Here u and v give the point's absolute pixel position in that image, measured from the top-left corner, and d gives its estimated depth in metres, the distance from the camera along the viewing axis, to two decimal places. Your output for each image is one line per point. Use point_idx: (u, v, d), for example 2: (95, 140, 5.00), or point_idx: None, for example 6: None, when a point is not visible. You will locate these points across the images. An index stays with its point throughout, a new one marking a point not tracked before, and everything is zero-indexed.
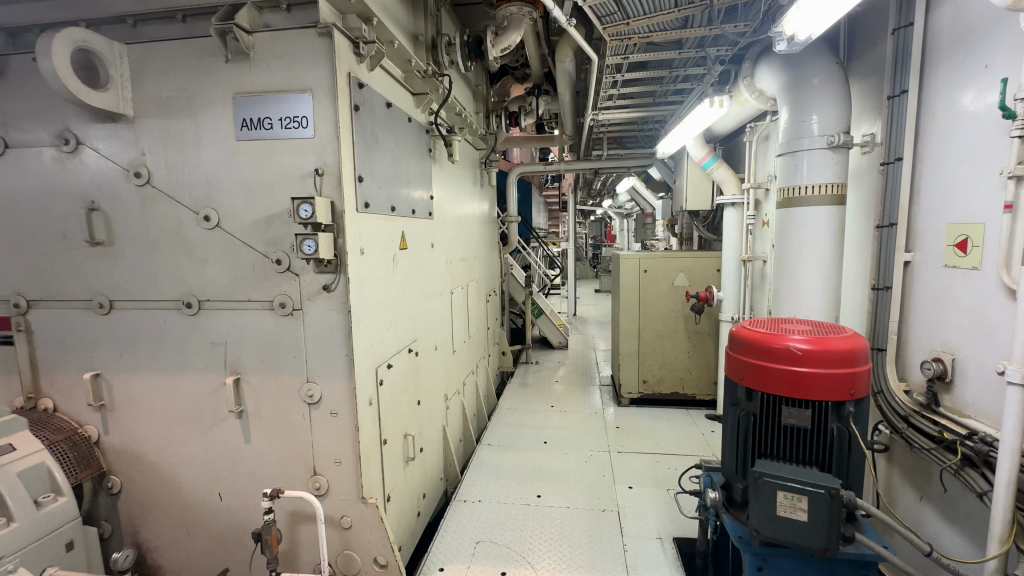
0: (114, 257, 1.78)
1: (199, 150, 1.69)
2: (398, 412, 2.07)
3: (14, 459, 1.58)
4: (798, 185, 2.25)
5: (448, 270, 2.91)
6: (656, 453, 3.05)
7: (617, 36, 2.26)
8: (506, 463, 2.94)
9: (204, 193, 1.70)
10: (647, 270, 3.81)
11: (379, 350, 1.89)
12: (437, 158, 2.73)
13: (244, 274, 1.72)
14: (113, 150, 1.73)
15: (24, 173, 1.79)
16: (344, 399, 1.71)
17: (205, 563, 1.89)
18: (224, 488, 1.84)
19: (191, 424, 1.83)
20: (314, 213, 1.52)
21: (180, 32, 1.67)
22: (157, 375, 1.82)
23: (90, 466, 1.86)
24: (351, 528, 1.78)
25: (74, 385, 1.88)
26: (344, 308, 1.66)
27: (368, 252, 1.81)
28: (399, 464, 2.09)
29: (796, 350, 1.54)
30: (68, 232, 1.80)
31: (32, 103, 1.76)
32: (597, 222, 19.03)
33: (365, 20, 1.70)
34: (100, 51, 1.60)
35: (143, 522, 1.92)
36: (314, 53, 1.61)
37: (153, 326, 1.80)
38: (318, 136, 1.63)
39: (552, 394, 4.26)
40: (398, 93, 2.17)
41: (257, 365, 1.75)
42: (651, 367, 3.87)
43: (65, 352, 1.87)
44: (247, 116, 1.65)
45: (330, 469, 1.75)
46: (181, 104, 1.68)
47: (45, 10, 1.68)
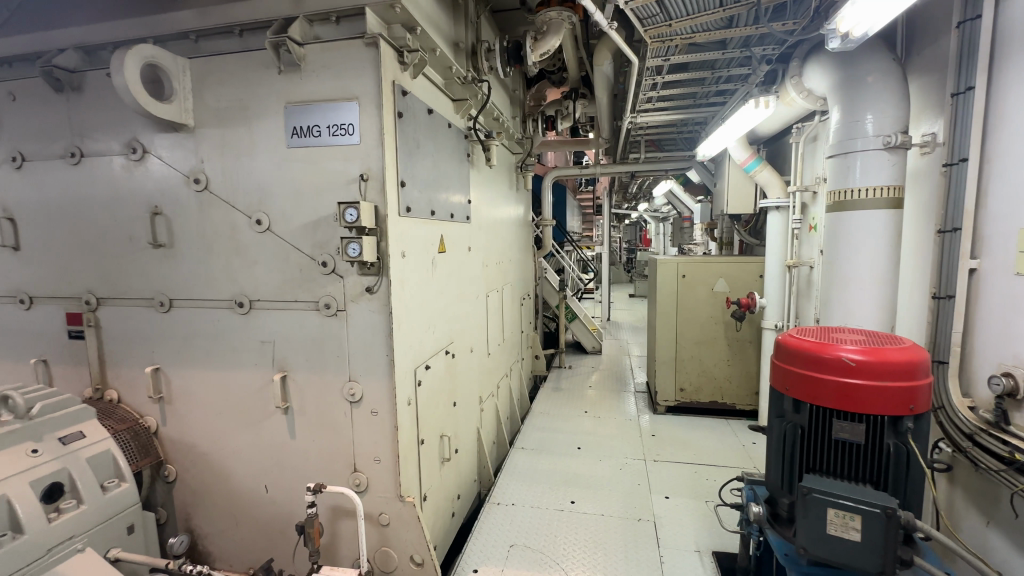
0: (175, 258, 1.90)
1: (253, 157, 1.78)
2: (435, 414, 2.10)
3: (84, 446, 1.71)
4: (850, 188, 2.16)
5: (484, 273, 2.93)
6: (693, 463, 2.97)
7: (659, 39, 2.23)
8: (540, 468, 2.93)
9: (257, 199, 1.79)
10: (686, 276, 3.72)
11: (418, 351, 1.93)
12: (474, 163, 2.77)
13: (292, 276, 1.79)
14: (176, 158, 1.84)
15: (96, 179, 1.93)
16: (385, 398, 1.75)
17: (253, 553, 1.97)
18: (270, 481, 1.91)
19: (241, 419, 1.91)
20: (358, 217, 1.58)
21: (238, 45, 1.76)
22: (211, 370, 1.92)
23: (149, 455, 1.97)
24: (389, 525, 1.82)
25: (136, 377, 2.01)
26: (386, 309, 1.70)
27: (409, 254, 1.85)
28: (436, 464, 2.12)
29: (849, 361, 1.47)
30: (134, 234, 1.93)
31: (104, 114, 1.89)
32: (633, 226, 18.73)
33: (409, 29, 1.74)
34: (166, 66, 1.71)
35: (196, 509, 2.02)
36: (361, 63, 1.66)
37: (208, 324, 1.90)
38: (363, 142, 1.68)
39: (586, 399, 4.22)
40: (439, 99, 2.22)
41: (303, 363, 1.82)
42: (689, 375, 3.77)
43: (130, 347, 2.00)
44: (297, 124, 1.72)
45: (370, 467, 1.80)
46: (236, 114, 1.78)
47: (118, 30, 1.81)
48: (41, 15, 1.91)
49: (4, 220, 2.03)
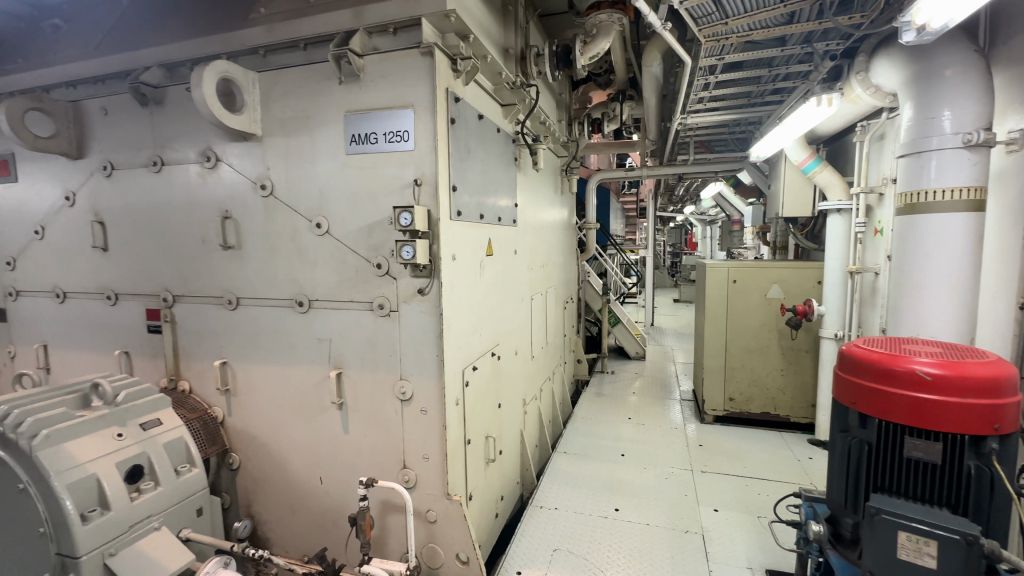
0: (242, 259, 2.02)
1: (314, 164, 1.87)
2: (481, 415, 2.13)
3: (161, 432, 1.85)
4: (924, 189, 2.02)
5: (529, 276, 2.94)
6: (744, 476, 2.85)
7: (713, 38, 2.17)
8: (583, 473, 2.90)
9: (317, 203, 1.88)
10: (736, 281, 3.59)
11: (466, 352, 1.97)
12: (521, 166, 2.79)
13: (348, 277, 1.87)
14: (245, 166, 1.97)
15: (175, 186, 2.09)
16: (434, 398, 1.80)
17: (307, 541, 2.07)
18: (325, 473, 2.00)
19: (299, 413, 2.01)
20: (412, 221, 1.63)
21: (302, 59, 1.86)
22: (273, 366, 2.03)
23: (216, 443, 2.11)
24: (436, 522, 1.86)
25: (206, 370, 2.16)
26: (437, 311, 1.75)
27: (459, 257, 1.89)
28: (481, 464, 2.15)
29: (924, 375, 1.37)
30: (206, 237, 2.07)
31: (183, 125, 2.05)
32: (678, 230, 18.24)
33: (463, 37, 1.78)
34: (238, 80, 1.83)
35: (256, 496, 2.14)
36: (416, 71, 1.72)
37: (271, 322, 2.01)
38: (417, 148, 1.74)
39: (629, 406, 4.14)
40: (488, 105, 2.25)
41: (357, 361, 1.89)
42: (739, 385, 3.64)
43: (201, 342, 2.15)
44: (355, 132, 1.80)
45: (419, 464, 1.85)
46: (300, 123, 1.88)
47: (196, 47, 1.96)
48: (131, 37, 2.09)
49: (95, 223, 2.23)
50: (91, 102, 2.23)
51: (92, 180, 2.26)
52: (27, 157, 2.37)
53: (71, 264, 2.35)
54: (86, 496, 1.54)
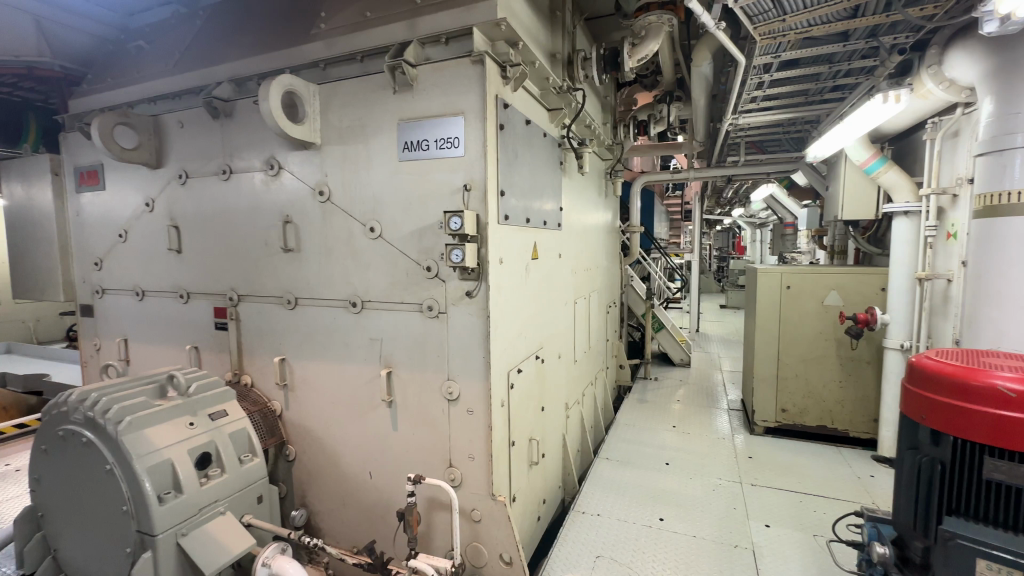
0: (301, 261, 2.13)
1: (369, 170, 1.95)
2: (525, 417, 2.15)
3: (228, 422, 1.98)
4: (1005, 191, 1.92)
5: (573, 280, 2.94)
6: (798, 492, 2.72)
7: (769, 36, 2.10)
8: (625, 480, 2.86)
9: (371, 208, 1.96)
10: (790, 287, 3.44)
11: (511, 355, 1.99)
12: (567, 170, 2.79)
13: (399, 280, 1.93)
14: (305, 173, 2.08)
15: (241, 193, 2.24)
16: (480, 398, 1.83)
17: (357, 533, 2.15)
18: (374, 467, 2.07)
19: (351, 409, 2.10)
20: (462, 225, 1.67)
21: (359, 70, 1.95)
22: (327, 363, 2.12)
23: (274, 435, 2.23)
24: (480, 522, 1.89)
25: (266, 366, 2.29)
26: (484, 313, 1.78)
27: (506, 261, 1.92)
28: (525, 467, 2.16)
29: (1006, 391, 1.27)
30: (268, 240, 2.20)
31: (250, 136, 2.19)
32: (726, 232, 17.62)
33: (512, 45, 1.81)
34: (301, 92, 1.94)
35: (309, 487, 2.25)
36: (468, 80, 1.76)
37: (326, 321, 2.11)
38: (467, 154, 1.78)
39: (674, 413, 4.04)
40: (535, 110, 2.28)
41: (406, 361, 1.96)
42: (792, 396, 3.47)
43: (262, 339, 2.28)
44: (408, 139, 1.86)
45: (465, 463, 1.88)
46: (356, 132, 1.96)
47: (263, 63, 2.10)
48: (206, 56, 2.27)
49: (171, 227, 2.42)
50: (169, 116, 2.42)
51: (169, 187, 2.45)
52: (114, 168, 2.61)
53: (150, 265, 2.56)
54: (163, 479, 1.67)
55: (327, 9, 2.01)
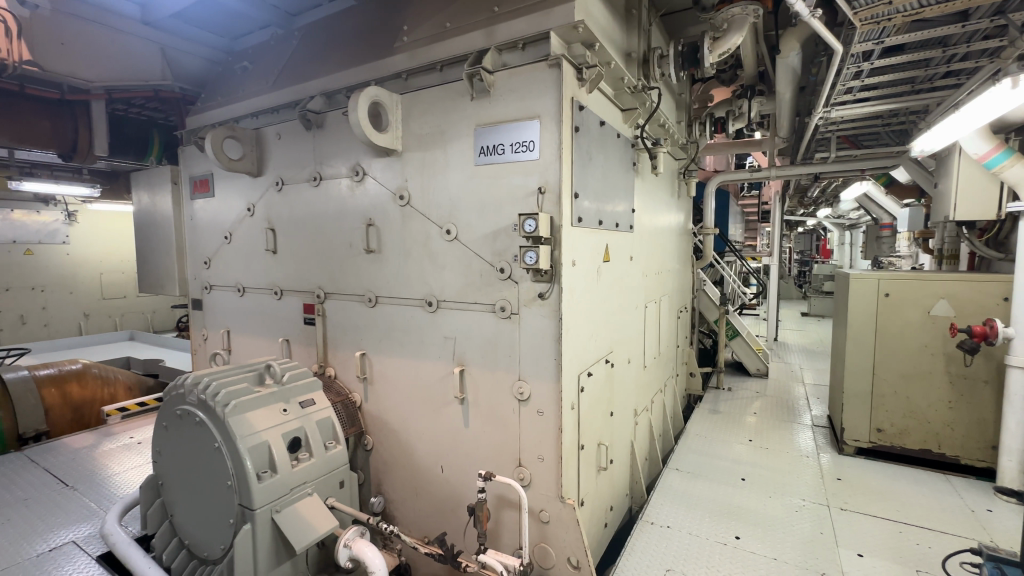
0: (382, 262, 2.26)
1: (446, 175, 2.02)
2: (594, 421, 2.13)
3: (315, 410, 2.14)
4: None
5: (644, 283, 2.86)
6: (896, 521, 2.47)
7: (871, 21, 1.94)
8: (696, 494, 2.74)
9: (448, 212, 2.03)
10: (888, 295, 3.13)
11: (582, 358, 1.98)
12: (639, 171, 2.73)
13: (473, 281, 1.99)
14: (387, 178, 2.20)
15: (329, 198, 2.41)
16: (551, 400, 1.83)
17: (428, 524, 2.23)
18: (446, 462, 2.14)
19: (425, 404, 2.18)
20: (536, 227, 1.69)
21: (438, 79, 2.03)
22: (404, 359, 2.23)
23: (354, 425, 2.38)
24: (549, 523, 1.89)
25: (348, 360, 2.44)
26: (556, 315, 1.79)
27: (579, 263, 1.91)
28: (593, 472, 2.14)
29: None
30: (352, 242, 2.35)
31: (338, 145, 2.35)
32: (809, 233, 16.31)
33: (588, 47, 1.81)
34: (385, 103, 2.06)
35: (385, 476, 2.37)
36: (544, 83, 1.78)
37: (403, 319, 2.21)
38: (542, 157, 1.79)
39: (749, 427, 3.81)
40: (609, 111, 2.25)
41: (478, 359, 2.00)
42: (890, 414, 3.15)
43: (345, 335, 2.44)
44: (484, 144, 1.91)
45: (534, 464, 1.90)
46: (435, 138, 2.05)
47: (351, 76, 2.25)
48: (301, 73, 2.47)
49: (268, 230, 2.66)
50: (268, 129, 2.66)
51: (267, 194, 2.69)
52: (222, 177, 2.91)
53: (249, 264, 2.82)
54: (261, 459, 1.84)
55: (410, 23, 2.11)
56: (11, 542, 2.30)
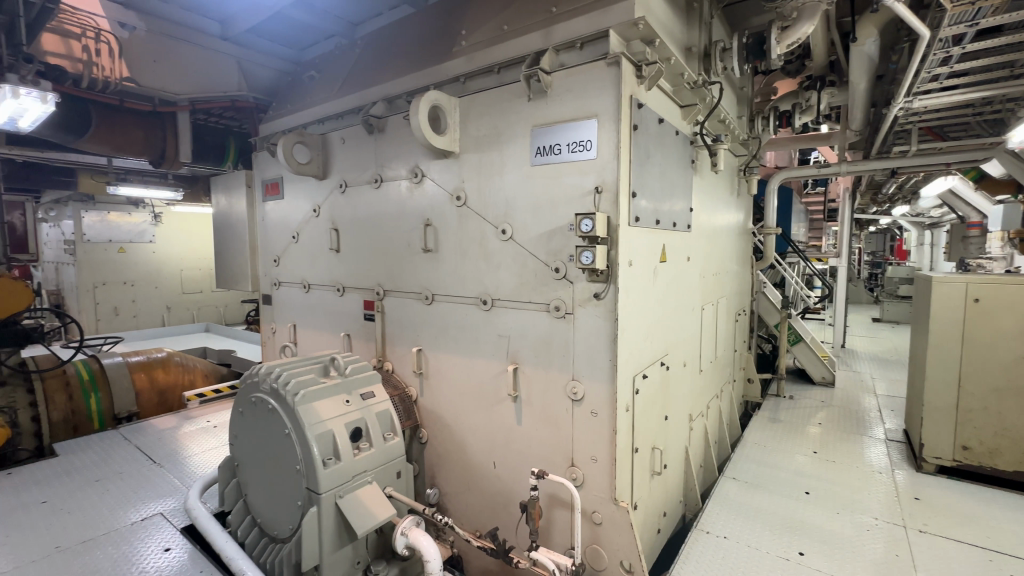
0: (439, 261, 2.33)
1: (503, 176, 2.05)
2: (648, 424, 2.09)
3: (375, 402, 2.24)
4: None
5: (701, 284, 2.77)
6: (984, 548, 2.26)
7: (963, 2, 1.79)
8: (755, 505, 2.62)
9: (503, 212, 2.06)
10: (977, 300, 2.86)
11: (637, 359, 1.95)
12: (698, 168, 2.65)
13: (528, 280, 2.01)
14: (445, 180, 2.26)
15: (389, 199, 2.51)
16: (605, 401, 1.82)
17: (480, 518, 2.28)
18: (498, 458, 2.18)
19: (478, 400, 2.23)
20: (593, 227, 1.68)
21: (495, 81, 2.06)
22: (459, 355, 2.28)
23: (410, 418, 2.47)
24: (601, 525, 1.88)
25: (405, 355, 2.54)
26: (612, 316, 1.77)
27: (635, 263, 1.89)
28: (647, 476, 2.10)
29: None
30: (410, 241, 2.44)
31: (398, 148, 2.45)
32: (882, 232, 15.16)
33: (648, 43, 1.77)
34: (444, 106, 2.12)
35: (439, 469, 2.44)
36: (602, 82, 1.77)
37: (458, 316, 2.27)
38: (600, 157, 1.78)
39: (812, 438, 3.59)
40: (668, 108, 2.20)
41: (532, 358, 2.02)
42: (978, 431, 2.88)
43: (403, 331, 2.53)
44: (541, 144, 1.92)
45: (587, 465, 1.89)
46: (492, 140, 2.08)
47: (411, 81, 2.33)
48: (364, 80, 2.59)
49: (333, 230, 2.80)
50: (333, 134, 2.80)
51: (332, 196, 2.84)
52: (291, 180, 3.10)
53: (315, 262, 2.99)
54: (327, 446, 1.94)
55: (469, 27, 2.17)
56: (109, 510, 2.56)
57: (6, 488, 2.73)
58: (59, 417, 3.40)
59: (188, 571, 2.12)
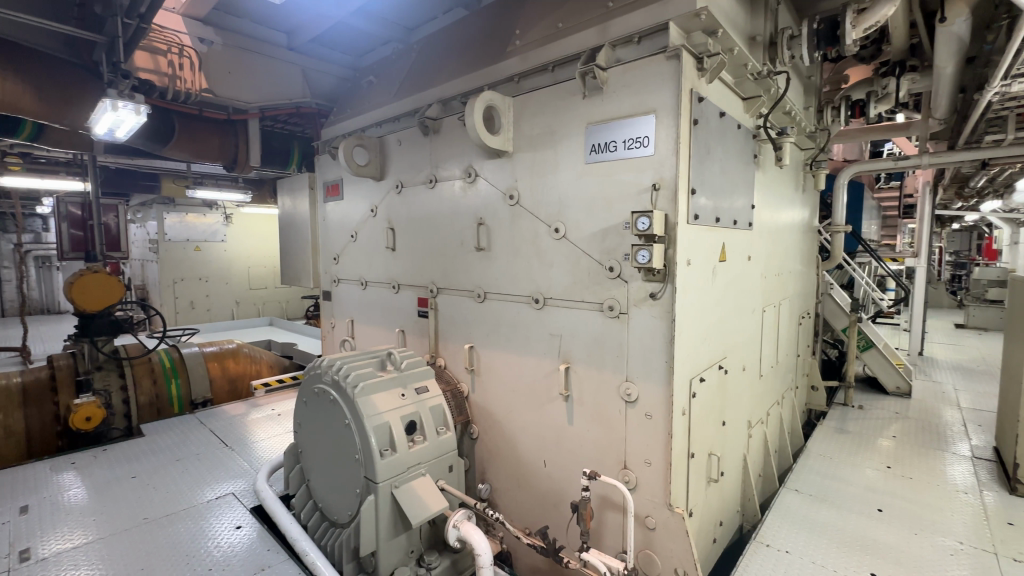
0: (491, 259, 2.35)
1: (556, 174, 2.05)
2: (705, 429, 2.02)
3: (429, 397, 2.30)
4: None
5: (762, 285, 2.64)
6: None
7: None
8: (820, 519, 2.48)
9: (557, 210, 2.05)
10: None
11: (694, 362, 1.89)
12: (761, 163, 2.53)
13: (581, 279, 1.99)
14: (498, 179, 2.28)
15: (443, 199, 2.57)
16: (660, 404, 1.78)
17: (530, 516, 2.29)
18: (549, 457, 2.18)
19: (529, 399, 2.24)
20: (650, 225, 1.64)
21: (549, 79, 2.05)
22: (510, 353, 2.30)
23: (462, 413, 2.53)
24: (655, 530, 1.84)
25: (457, 352, 2.59)
26: (668, 316, 1.73)
27: (694, 262, 1.83)
28: (703, 483, 2.03)
29: None
30: (464, 240, 2.48)
31: (452, 148, 2.49)
32: (968, 230, 13.82)
33: (710, 34, 1.71)
34: (498, 106, 2.14)
35: (489, 465, 2.48)
36: (661, 77, 1.72)
37: (510, 314, 2.29)
38: (657, 153, 1.74)
39: (885, 451, 3.34)
40: (730, 101, 2.11)
41: (584, 357, 2.00)
42: None
43: (455, 328, 2.58)
44: (595, 142, 1.90)
45: (640, 468, 1.85)
46: (546, 138, 2.08)
47: (466, 82, 2.37)
48: (420, 83, 2.66)
49: (389, 229, 2.90)
50: (390, 136, 2.90)
51: (388, 196, 2.94)
52: (350, 181, 3.23)
53: (372, 260, 3.11)
54: (384, 438, 2.02)
55: (523, 27, 2.18)
56: (188, 488, 2.78)
57: (102, 463, 3.04)
58: (144, 401, 3.74)
59: (258, 548, 2.27)
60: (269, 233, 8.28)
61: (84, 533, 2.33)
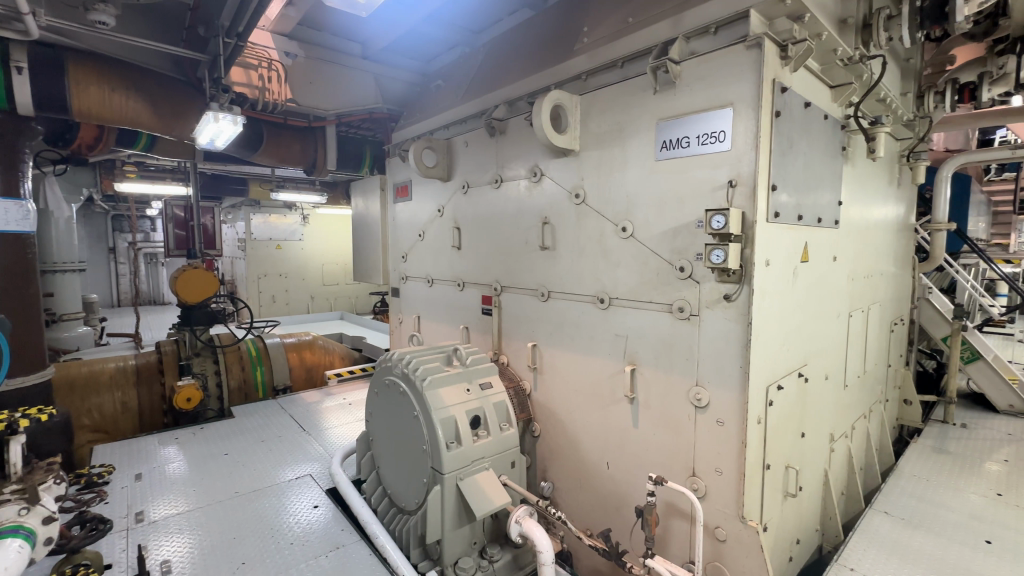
0: (556, 258, 2.35)
1: (624, 172, 2.01)
2: (782, 440, 1.90)
3: (493, 393, 2.34)
4: None
5: (849, 287, 2.44)
6: None
7: None
8: (913, 546, 2.25)
9: (625, 209, 2.02)
10: None
11: (772, 368, 1.78)
12: (849, 156, 2.34)
13: (649, 279, 1.94)
14: (564, 178, 2.28)
15: (508, 198, 2.61)
16: (734, 411, 1.70)
17: (592, 517, 2.27)
18: (612, 459, 2.15)
19: (592, 399, 2.22)
20: (726, 223, 1.57)
21: (618, 76, 2.02)
22: (574, 353, 2.30)
23: (525, 411, 2.55)
24: (726, 543, 1.76)
25: (520, 350, 2.62)
26: (744, 319, 1.65)
27: (773, 263, 1.73)
28: (779, 496, 1.92)
29: None
30: (528, 240, 2.50)
31: (518, 148, 2.52)
32: None
33: (795, 20, 1.60)
34: (566, 105, 2.13)
35: (551, 464, 2.49)
36: (739, 68, 1.64)
37: (574, 313, 2.28)
38: (735, 148, 1.66)
39: (994, 476, 2.97)
40: (815, 90, 1.97)
41: (651, 359, 1.95)
42: None
43: (519, 325, 2.61)
44: (667, 138, 1.85)
45: (710, 477, 1.78)
46: (614, 136, 2.05)
47: (533, 82, 2.39)
48: (486, 85, 2.71)
49: (455, 228, 2.99)
50: (457, 138, 2.98)
51: (455, 197, 3.03)
52: (419, 183, 3.36)
53: (438, 258, 3.22)
54: (450, 431, 2.08)
55: (591, 24, 2.16)
56: (270, 468, 3.02)
57: (200, 440, 3.37)
58: (235, 385, 4.12)
59: (333, 527, 2.42)
60: (341, 232, 8.78)
61: (185, 502, 2.60)
